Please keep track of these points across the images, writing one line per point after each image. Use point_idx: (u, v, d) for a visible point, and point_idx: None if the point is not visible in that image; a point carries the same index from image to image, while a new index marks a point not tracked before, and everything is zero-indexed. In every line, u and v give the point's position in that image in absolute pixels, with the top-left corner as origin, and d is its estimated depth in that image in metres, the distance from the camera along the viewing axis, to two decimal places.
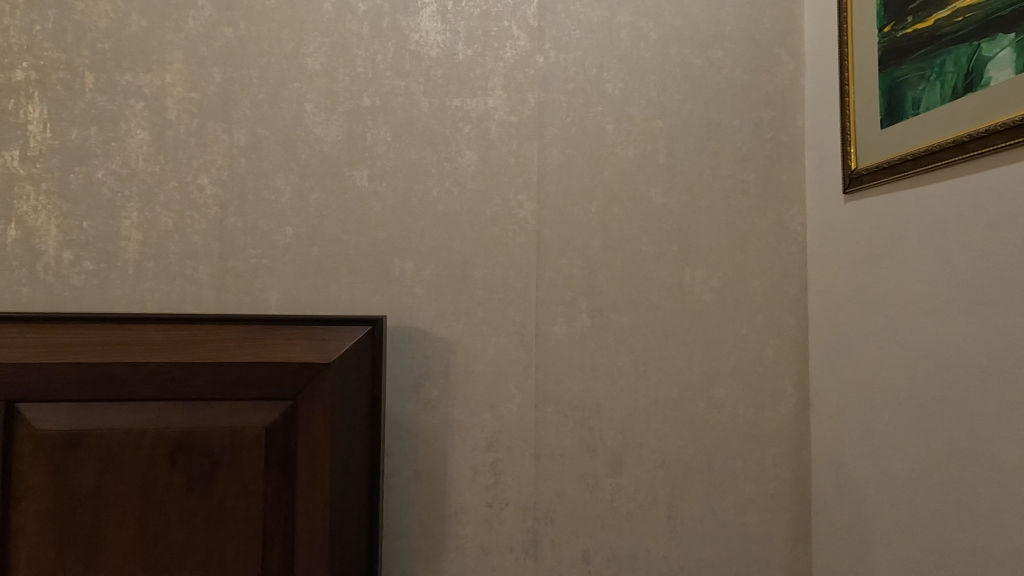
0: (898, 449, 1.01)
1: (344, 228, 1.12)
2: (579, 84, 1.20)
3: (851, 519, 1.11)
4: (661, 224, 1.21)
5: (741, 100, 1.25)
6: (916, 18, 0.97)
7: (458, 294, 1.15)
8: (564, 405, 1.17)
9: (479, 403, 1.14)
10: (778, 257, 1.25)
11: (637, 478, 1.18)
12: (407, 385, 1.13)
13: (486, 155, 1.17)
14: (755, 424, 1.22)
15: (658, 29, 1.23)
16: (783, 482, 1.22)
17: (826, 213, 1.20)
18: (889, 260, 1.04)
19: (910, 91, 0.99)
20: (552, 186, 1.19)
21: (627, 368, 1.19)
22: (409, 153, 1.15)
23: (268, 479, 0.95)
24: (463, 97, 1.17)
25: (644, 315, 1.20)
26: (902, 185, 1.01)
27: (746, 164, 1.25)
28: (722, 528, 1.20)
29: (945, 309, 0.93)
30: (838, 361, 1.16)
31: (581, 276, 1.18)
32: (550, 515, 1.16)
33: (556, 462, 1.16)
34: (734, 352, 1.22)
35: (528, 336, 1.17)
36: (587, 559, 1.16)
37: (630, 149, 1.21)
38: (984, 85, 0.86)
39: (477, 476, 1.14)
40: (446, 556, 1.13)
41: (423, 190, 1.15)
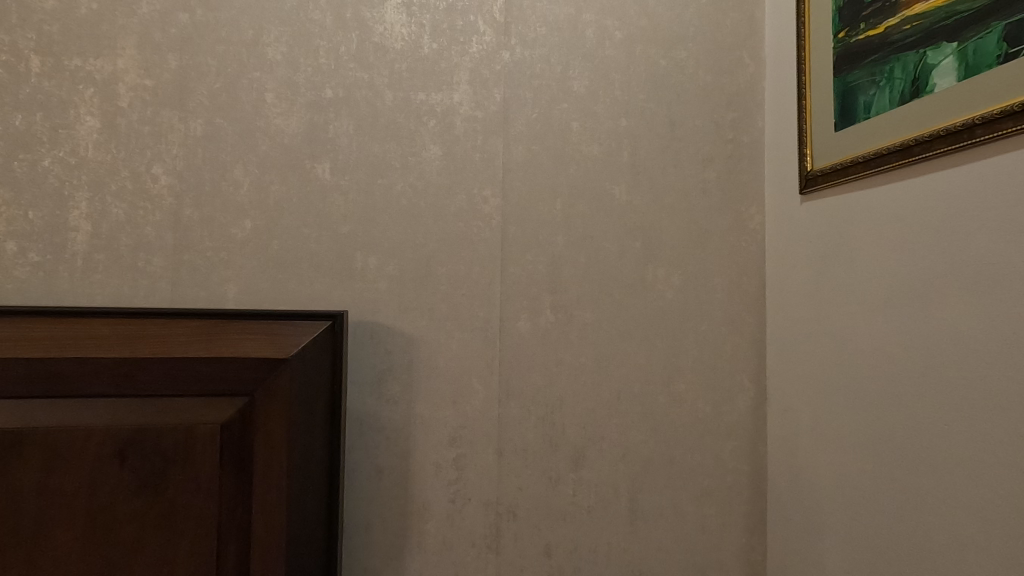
0: (847, 442, 1.05)
1: (305, 222, 1.10)
2: (544, 81, 1.21)
3: (803, 509, 1.15)
4: (624, 222, 1.23)
5: (704, 100, 1.27)
6: (868, 25, 1.00)
7: (422, 289, 1.14)
8: (528, 401, 1.18)
9: (442, 398, 1.14)
10: (737, 255, 1.27)
11: (599, 472, 1.20)
12: (369, 381, 1.12)
13: (451, 149, 1.16)
14: (714, 419, 1.25)
15: (623, 28, 1.24)
16: (740, 475, 1.25)
17: (783, 213, 1.23)
18: (841, 259, 1.07)
19: (862, 96, 1.02)
20: (517, 182, 1.19)
21: (590, 364, 1.20)
22: (373, 146, 1.13)
23: (222, 476, 0.93)
24: (428, 91, 1.16)
25: (607, 311, 1.21)
26: (854, 187, 1.05)
27: (708, 164, 1.27)
28: (682, 520, 1.22)
29: (891, 307, 0.96)
30: (793, 357, 1.20)
31: (545, 272, 1.19)
32: (512, 509, 1.16)
33: (518, 458, 1.17)
34: (694, 348, 1.25)
35: (491, 331, 1.17)
36: (549, 552, 1.17)
37: (594, 146, 1.22)
38: (928, 91, 0.89)
39: (440, 471, 1.14)
40: (407, 552, 1.13)
41: (387, 184, 1.14)
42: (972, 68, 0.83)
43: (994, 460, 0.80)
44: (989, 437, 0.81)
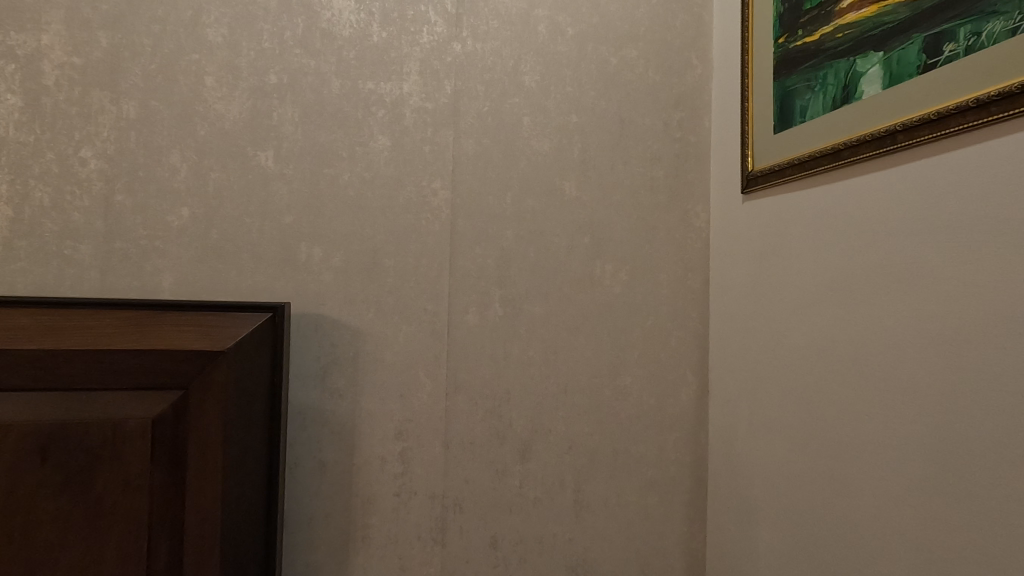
0: (780, 433, 1.09)
1: (247, 211, 1.07)
2: (496, 74, 1.21)
3: (739, 498, 1.20)
4: (574, 217, 1.24)
5: (652, 99, 1.30)
6: (805, 32, 1.04)
7: (368, 282, 1.13)
8: (475, 394, 1.18)
9: (387, 392, 1.14)
10: (683, 252, 1.31)
11: (545, 464, 1.21)
12: (313, 374, 1.10)
13: (400, 140, 1.15)
14: (658, 411, 1.28)
15: (575, 24, 1.25)
16: (682, 465, 1.29)
17: (726, 211, 1.27)
18: (778, 257, 1.11)
19: (799, 100, 1.06)
20: (467, 175, 1.18)
21: (537, 357, 1.21)
22: (319, 135, 1.11)
23: (154, 472, 0.89)
24: (376, 81, 1.14)
25: (555, 306, 1.23)
26: (791, 187, 1.09)
27: (656, 162, 1.30)
28: (625, 510, 1.25)
29: (821, 304, 1.00)
30: (733, 351, 1.24)
31: (494, 265, 1.19)
32: (458, 502, 1.17)
33: (465, 451, 1.17)
34: (639, 342, 1.27)
35: (439, 325, 1.16)
36: (495, 544, 1.18)
37: (545, 142, 1.23)
38: (857, 97, 0.94)
39: (385, 465, 1.13)
40: (351, 546, 1.12)
41: (333, 174, 1.12)
42: (896, 77, 0.87)
43: (909, 448, 0.84)
44: (905, 428, 0.85)
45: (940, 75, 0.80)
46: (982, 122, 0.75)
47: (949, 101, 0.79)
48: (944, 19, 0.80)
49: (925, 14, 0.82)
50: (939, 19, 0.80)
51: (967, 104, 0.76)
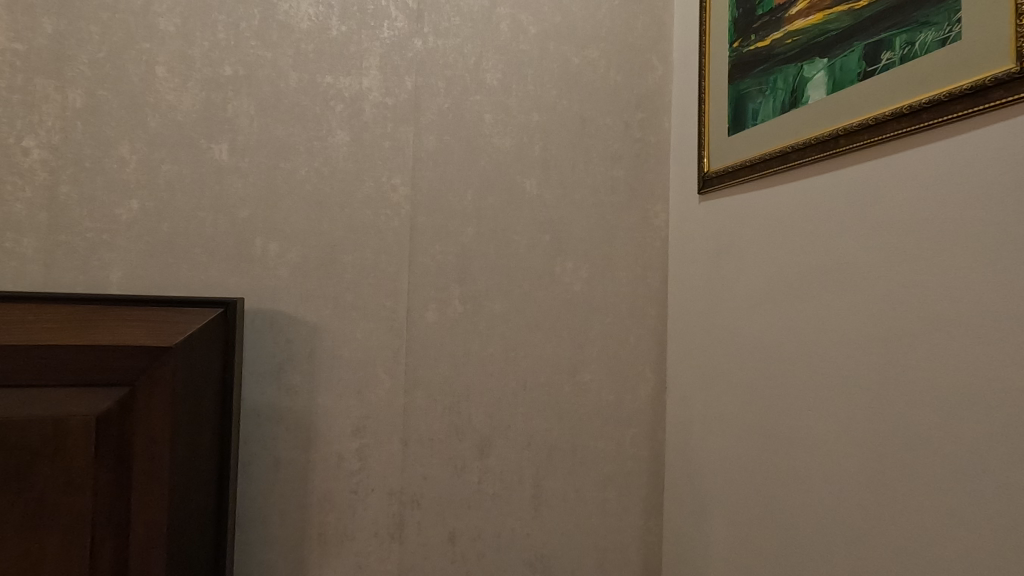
0: (732, 428, 1.12)
1: (199, 204, 1.06)
2: (457, 71, 1.21)
3: (693, 491, 1.22)
4: (534, 215, 1.25)
5: (613, 99, 1.31)
6: (758, 37, 1.07)
7: (325, 278, 1.12)
8: (434, 391, 1.18)
9: (344, 388, 1.13)
10: (642, 250, 1.33)
11: (504, 460, 1.22)
12: (268, 371, 1.10)
13: (359, 135, 1.14)
14: (616, 407, 1.30)
15: (537, 23, 1.26)
16: (639, 460, 1.31)
17: (684, 211, 1.29)
18: (731, 256, 1.14)
19: (751, 104, 1.09)
20: (427, 172, 1.18)
21: (497, 354, 1.22)
22: (276, 128, 1.10)
23: (97, 471, 0.87)
24: (336, 74, 1.13)
25: (515, 303, 1.23)
26: (743, 188, 1.11)
27: (616, 162, 1.31)
28: (583, 505, 1.27)
29: (769, 302, 1.03)
30: (689, 348, 1.26)
31: (454, 262, 1.20)
32: (416, 498, 1.17)
33: (423, 447, 1.17)
34: (599, 339, 1.29)
35: (398, 321, 1.16)
36: (453, 540, 1.19)
37: (506, 139, 1.23)
38: (804, 102, 0.97)
39: (342, 461, 1.13)
40: (307, 544, 1.11)
41: (290, 168, 1.10)
42: (838, 84, 0.90)
43: (847, 442, 0.87)
44: (844, 422, 0.88)
45: (879, 82, 0.83)
46: (917, 128, 0.78)
47: (886, 107, 0.82)
48: (881, 29, 0.83)
49: (866, 23, 0.85)
50: (878, 29, 0.84)
51: (904, 110, 0.79)
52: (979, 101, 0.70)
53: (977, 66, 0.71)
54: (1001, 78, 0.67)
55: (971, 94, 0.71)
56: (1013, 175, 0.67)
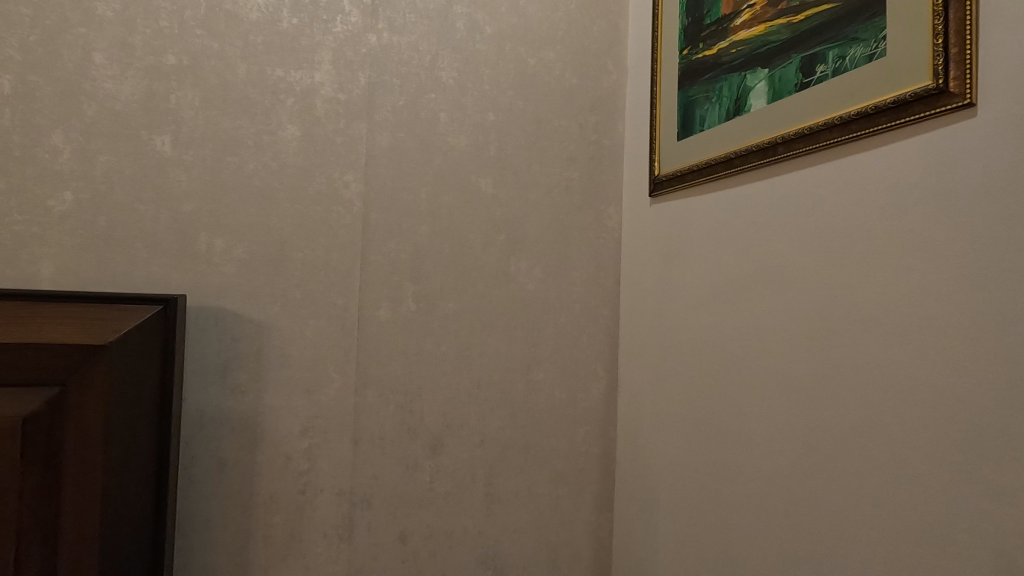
0: (678, 424, 1.15)
1: (139, 198, 1.02)
2: (411, 69, 1.20)
3: (642, 487, 1.25)
4: (489, 215, 1.25)
5: (569, 101, 1.33)
6: (706, 45, 1.10)
7: (274, 275, 1.10)
8: (386, 390, 1.17)
9: (293, 387, 1.11)
10: (596, 251, 1.34)
11: (456, 459, 1.22)
12: (213, 369, 1.07)
13: (310, 131, 1.13)
14: (569, 405, 1.31)
15: (493, 24, 1.27)
16: (591, 457, 1.33)
17: (637, 213, 1.32)
18: (679, 258, 1.17)
19: (699, 110, 1.12)
20: (380, 169, 1.17)
21: (450, 353, 1.22)
22: (222, 121, 1.07)
23: (25, 475, 0.83)
24: (286, 68, 1.11)
25: (469, 302, 1.24)
26: (691, 192, 1.14)
27: (571, 163, 1.33)
28: (536, 502, 1.28)
29: (713, 303, 1.06)
30: (639, 347, 1.29)
31: (407, 261, 1.19)
32: (367, 498, 1.16)
33: (375, 447, 1.16)
34: (552, 338, 1.30)
35: (349, 319, 1.15)
36: (404, 539, 1.18)
37: (461, 138, 1.24)
38: (747, 110, 1.00)
39: (290, 462, 1.11)
40: (252, 546, 1.08)
41: (237, 162, 1.08)
42: (778, 93, 0.93)
43: (782, 437, 0.91)
44: (778, 418, 0.92)
45: (814, 92, 0.87)
46: (848, 138, 0.81)
47: (820, 118, 0.86)
48: (817, 42, 0.87)
49: (803, 36, 0.89)
50: (814, 42, 0.87)
51: (836, 121, 0.82)
52: (902, 113, 0.74)
53: (901, 81, 0.75)
54: (921, 93, 0.71)
55: (895, 107, 0.75)
56: (932, 184, 0.71)
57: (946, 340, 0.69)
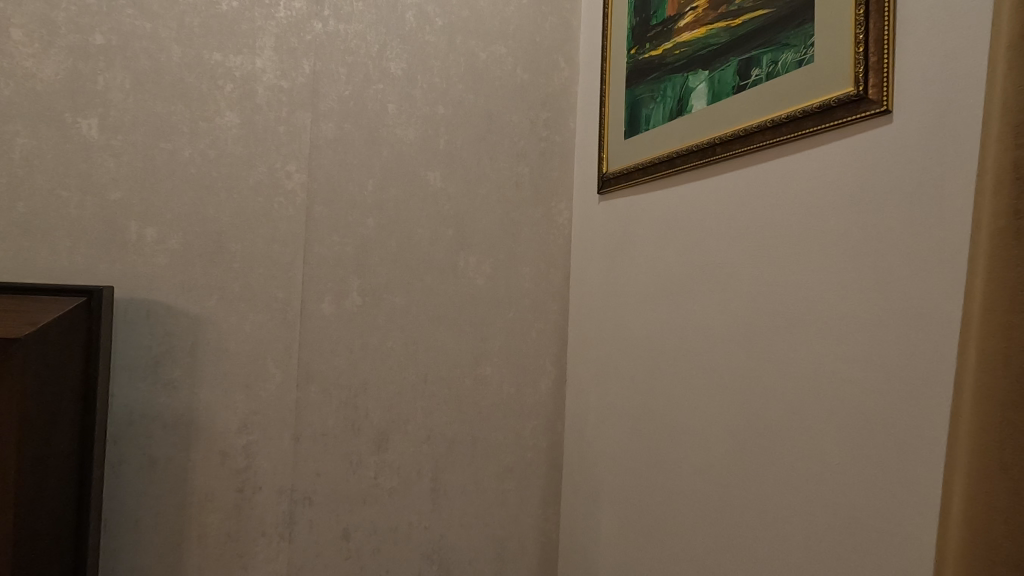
0: (621, 418, 1.16)
1: (62, 183, 0.98)
2: (358, 58, 1.18)
3: (587, 480, 1.26)
4: (437, 208, 1.24)
5: (520, 97, 1.33)
6: (652, 45, 1.12)
7: (210, 266, 1.07)
8: (329, 385, 1.15)
9: (230, 382, 1.08)
10: (546, 246, 1.35)
11: (402, 454, 1.21)
12: (143, 364, 1.03)
13: (250, 119, 1.09)
14: (517, 400, 1.32)
15: (444, 16, 1.25)
16: (539, 451, 1.34)
17: (586, 210, 1.33)
18: (625, 254, 1.18)
19: (644, 109, 1.14)
20: (325, 159, 1.15)
21: (396, 348, 1.20)
22: (154, 105, 1.03)
23: None
24: (225, 52, 1.08)
25: (417, 296, 1.22)
26: (637, 190, 1.16)
27: (522, 159, 1.33)
28: (482, 497, 1.28)
29: (656, 299, 1.08)
30: (587, 342, 1.30)
31: (353, 255, 1.17)
32: (308, 495, 1.13)
33: (317, 443, 1.14)
34: (501, 333, 1.30)
35: (290, 313, 1.12)
36: (347, 537, 1.16)
37: (409, 131, 1.22)
38: (688, 111, 1.02)
39: (227, 459, 1.08)
40: (185, 547, 1.05)
41: (171, 149, 1.04)
42: (717, 95, 0.96)
43: (717, 430, 0.93)
44: (713, 411, 0.94)
45: (750, 95, 0.89)
46: (778, 141, 0.84)
47: (755, 120, 0.88)
48: (753, 47, 0.89)
49: (740, 40, 0.92)
50: (750, 46, 0.90)
51: (768, 124, 0.85)
52: (826, 119, 0.77)
53: (826, 87, 0.78)
54: (844, 99, 0.74)
55: (820, 112, 0.78)
56: (854, 187, 0.74)
57: (862, 336, 0.72)
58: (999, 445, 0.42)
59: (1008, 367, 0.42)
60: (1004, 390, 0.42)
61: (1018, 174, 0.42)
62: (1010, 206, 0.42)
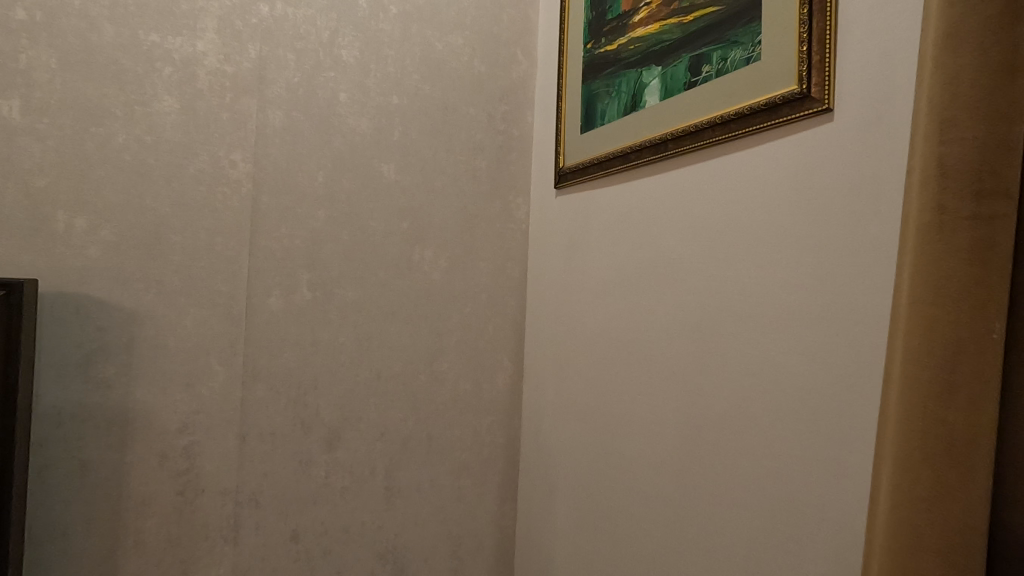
0: (576, 411, 1.17)
1: None
2: (308, 44, 1.14)
3: (544, 475, 1.26)
4: (391, 201, 1.21)
5: (477, 88, 1.31)
6: (607, 40, 1.12)
7: (147, 259, 1.01)
8: (277, 382, 1.11)
9: (170, 380, 1.03)
10: (503, 241, 1.34)
11: (354, 453, 1.18)
12: (74, 362, 0.97)
13: (191, 104, 1.04)
14: (473, 396, 1.30)
15: (398, 3, 1.22)
16: (495, 447, 1.33)
17: (544, 204, 1.32)
18: (581, 249, 1.18)
19: (600, 104, 1.14)
20: (272, 149, 1.10)
21: (348, 344, 1.17)
22: (85, 87, 0.97)
23: None
24: (164, 33, 1.03)
25: (370, 291, 1.19)
26: (593, 185, 1.15)
27: (479, 152, 1.31)
28: (438, 494, 1.26)
29: (611, 294, 1.08)
30: (544, 338, 1.29)
31: (302, 247, 1.13)
32: (255, 497, 1.09)
33: (264, 442, 1.10)
34: (458, 328, 1.28)
35: (235, 309, 1.08)
36: (296, 539, 1.13)
37: (362, 121, 1.18)
38: (642, 106, 1.02)
39: (167, 460, 1.03)
40: (120, 553, 1.00)
41: (104, 134, 0.99)
42: (669, 91, 0.96)
43: (668, 423, 0.94)
44: (664, 404, 0.95)
45: (700, 92, 0.90)
46: (727, 137, 0.85)
47: (705, 116, 0.89)
48: (704, 43, 0.90)
49: (691, 36, 0.92)
50: (702, 42, 0.90)
51: (717, 120, 0.86)
52: (772, 116, 0.78)
53: (772, 85, 0.79)
54: (788, 97, 0.75)
55: (767, 109, 0.79)
56: (798, 184, 0.76)
57: (804, 329, 0.74)
58: (922, 435, 0.44)
59: (932, 359, 0.43)
60: (927, 380, 0.43)
61: (942, 171, 0.43)
62: (934, 202, 0.43)
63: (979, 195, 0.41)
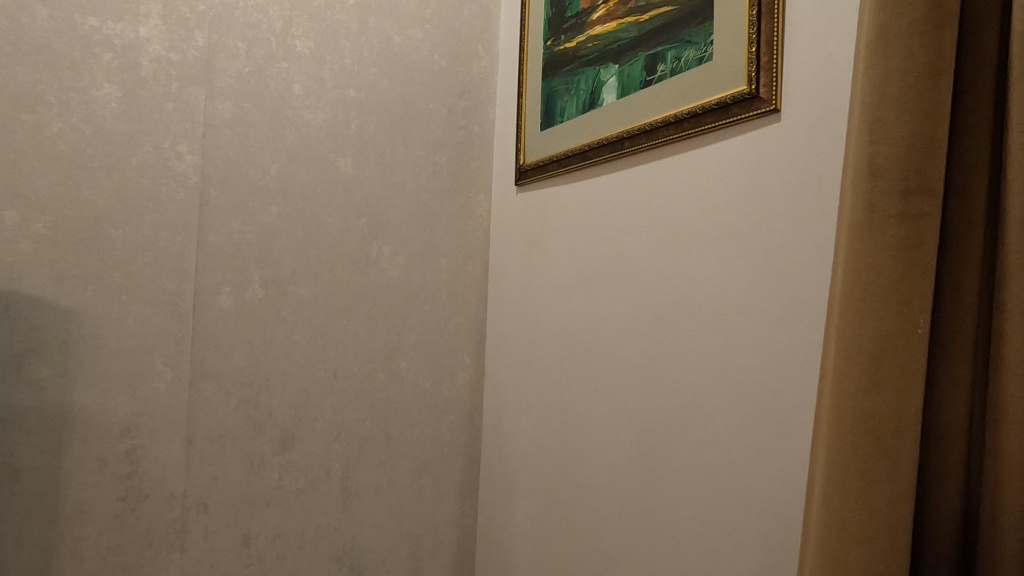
0: (535, 408, 1.16)
1: None
2: (260, 34, 1.10)
3: (504, 472, 1.25)
4: (348, 196, 1.19)
5: (437, 83, 1.29)
6: (566, 37, 1.12)
7: (85, 254, 0.97)
8: (226, 382, 1.07)
9: (111, 381, 0.99)
10: (464, 238, 1.32)
11: (309, 454, 1.15)
12: (3, 363, 0.92)
13: (133, 92, 1.00)
14: (433, 394, 1.29)
15: None
16: (456, 446, 1.32)
17: (505, 201, 1.31)
18: (540, 246, 1.18)
19: (559, 102, 1.13)
20: (222, 140, 1.07)
21: (302, 342, 1.14)
22: (15, 71, 0.92)
23: None
24: (103, 17, 0.98)
25: (325, 288, 1.16)
26: (551, 183, 1.15)
27: (439, 147, 1.29)
28: (396, 495, 1.24)
29: (569, 291, 1.08)
30: (504, 335, 1.29)
31: (254, 243, 1.10)
32: (203, 501, 1.06)
33: (213, 444, 1.06)
34: (417, 326, 1.27)
35: (182, 306, 1.04)
36: (247, 543, 1.09)
37: (317, 114, 1.15)
38: (599, 104, 1.03)
39: (107, 464, 0.99)
40: (56, 564, 0.95)
41: (37, 122, 0.93)
42: (626, 89, 0.97)
43: (624, 419, 0.94)
44: (620, 400, 0.95)
45: (655, 90, 0.91)
46: (679, 135, 0.86)
47: (659, 114, 0.90)
48: (658, 42, 0.91)
49: (647, 35, 0.93)
50: (657, 41, 0.91)
51: (670, 118, 0.86)
52: (721, 116, 0.79)
53: (723, 85, 0.80)
54: (737, 97, 0.77)
55: (716, 108, 0.80)
56: (747, 182, 0.77)
57: (753, 327, 0.75)
58: (853, 429, 0.45)
59: (862, 353, 0.44)
60: (857, 375, 0.44)
61: (872, 169, 0.44)
62: (865, 199, 0.45)
63: (905, 192, 0.43)
